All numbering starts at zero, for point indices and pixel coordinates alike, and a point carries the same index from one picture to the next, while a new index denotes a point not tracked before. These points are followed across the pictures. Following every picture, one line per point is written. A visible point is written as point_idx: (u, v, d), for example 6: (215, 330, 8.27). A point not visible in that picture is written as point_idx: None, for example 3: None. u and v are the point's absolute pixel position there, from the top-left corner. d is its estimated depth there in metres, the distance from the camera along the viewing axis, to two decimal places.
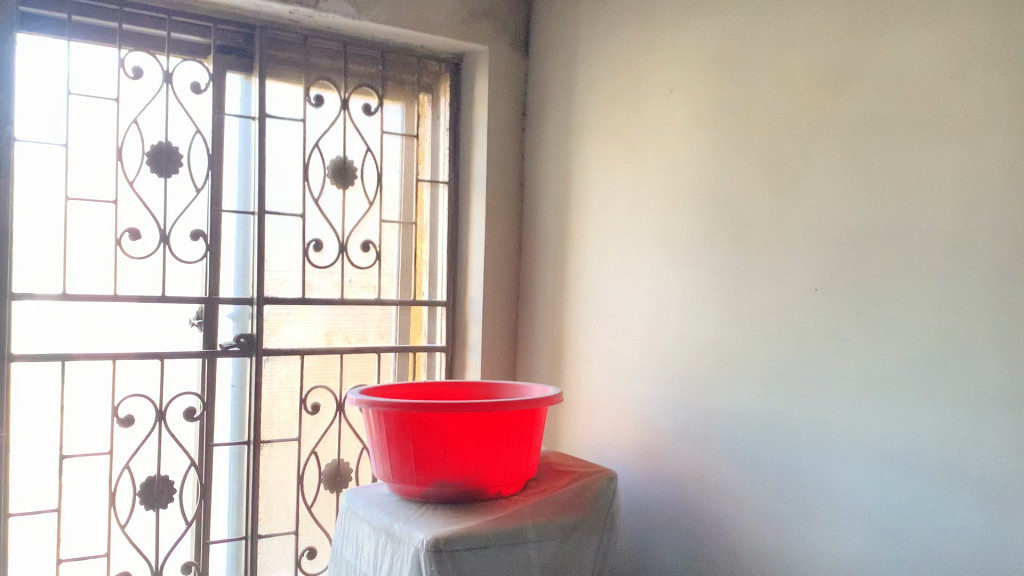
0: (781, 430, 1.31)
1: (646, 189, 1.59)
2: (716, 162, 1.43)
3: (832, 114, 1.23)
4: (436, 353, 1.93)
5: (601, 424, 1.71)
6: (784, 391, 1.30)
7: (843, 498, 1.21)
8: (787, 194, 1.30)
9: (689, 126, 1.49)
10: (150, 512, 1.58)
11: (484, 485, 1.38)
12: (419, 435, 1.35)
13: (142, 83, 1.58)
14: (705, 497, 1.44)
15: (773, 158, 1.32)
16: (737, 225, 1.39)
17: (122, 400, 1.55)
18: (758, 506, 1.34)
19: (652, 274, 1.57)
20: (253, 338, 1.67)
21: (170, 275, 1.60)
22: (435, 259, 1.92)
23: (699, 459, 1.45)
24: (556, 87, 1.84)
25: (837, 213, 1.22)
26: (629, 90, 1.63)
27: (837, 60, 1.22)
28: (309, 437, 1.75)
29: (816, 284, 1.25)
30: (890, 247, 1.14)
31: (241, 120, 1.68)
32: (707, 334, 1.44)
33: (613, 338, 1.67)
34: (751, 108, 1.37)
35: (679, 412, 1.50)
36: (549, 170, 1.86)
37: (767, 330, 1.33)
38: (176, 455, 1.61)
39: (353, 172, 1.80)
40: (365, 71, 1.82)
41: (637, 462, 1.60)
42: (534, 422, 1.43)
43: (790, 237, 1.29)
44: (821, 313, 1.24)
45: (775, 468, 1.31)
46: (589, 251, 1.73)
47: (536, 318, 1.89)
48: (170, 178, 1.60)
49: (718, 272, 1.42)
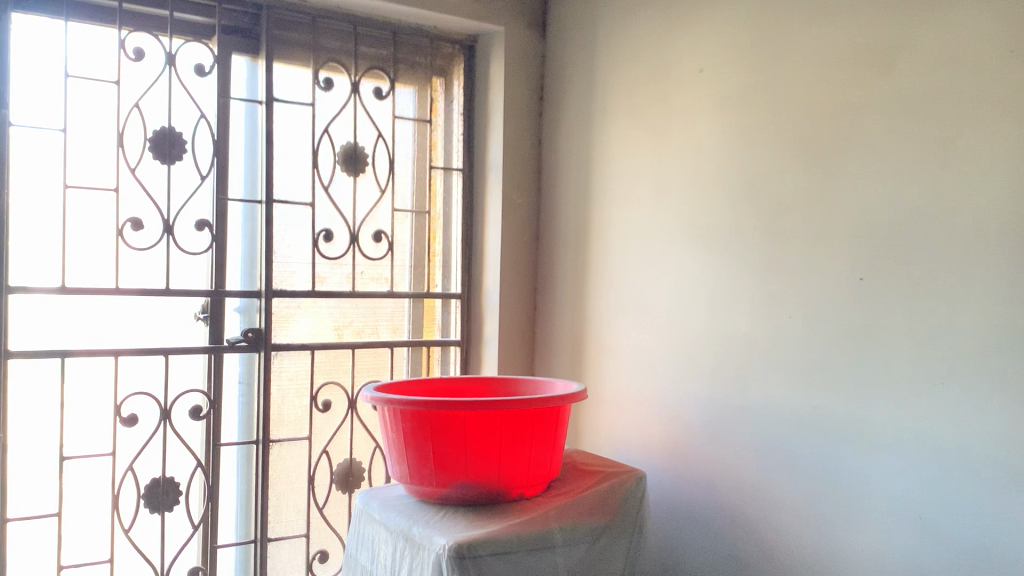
0: (821, 428, 1.23)
1: (673, 173, 1.52)
2: (748, 145, 1.36)
3: (877, 91, 1.15)
4: (451, 347, 1.85)
5: (625, 420, 1.64)
6: (826, 387, 1.23)
7: (889, 501, 1.13)
8: (827, 178, 1.22)
9: (721, 108, 1.41)
10: (155, 515, 1.51)
11: (506, 485, 1.31)
12: (437, 435, 1.27)
13: (145, 65, 1.49)
14: (739, 498, 1.37)
15: (813, 140, 1.24)
16: (773, 212, 1.31)
17: (125, 398, 1.48)
18: (796, 508, 1.27)
19: (680, 263, 1.50)
20: (261, 333, 1.60)
21: (174, 266, 1.52)
22: (449, 250, 1.84)
23: (733, 459, 1.38)
24: (576, 68, 1.77)
25: (885, 196, 1.14)
26: (656, 70, 1.56)
27: (883, 35, 1.14)
28: (320, 436, 1.67)
29: (861, 274, 1.17)
30: (943, 232, 1.06)
31: (246, 104, 1.60)
32: (741, 326, 1.37)
33: (638, 331, 1.60)
34: (788, 88, 1.29)
35: (710, 408, 1.43)
36: (569, 155, 1.79)
37: (807, 321, 1.25)
38: (181, 455, 1.54)
39: (365, 158, 1.72)
40: (377, 53, 1.75)
41: (665, 459, 1.53)
42: (559, 419, 1.36)
43: (830, 224, 1.22)
44: (865, 303, 1.16)
45: (815, 468, 1.24)
46: (614, 240, 1.66)
47: (555, 311, 1.82)
48: (173, 165, 1.52)
49: (753, 260, 1.35)
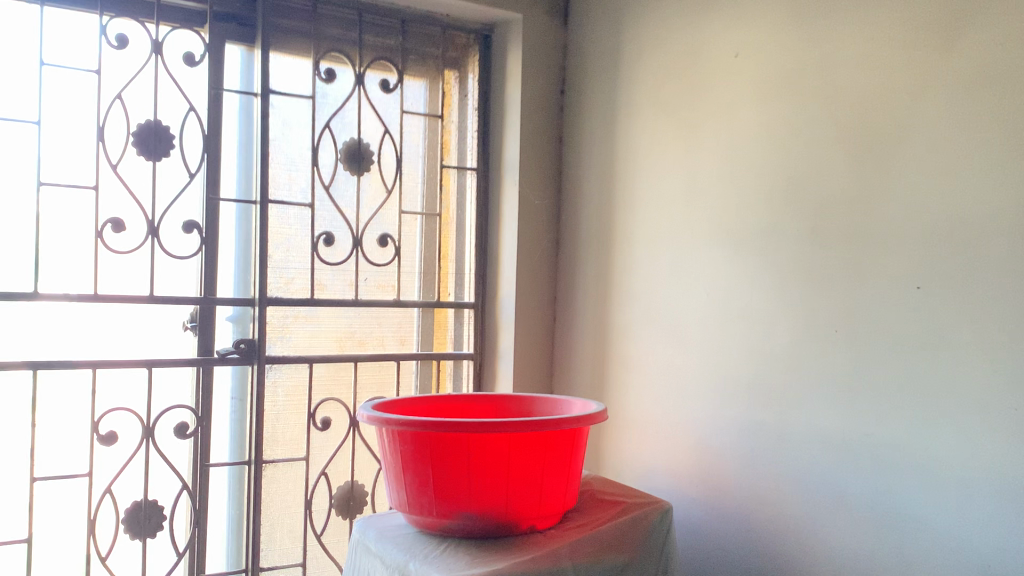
0: (871, 460, 1.07)
1: (704, 170, 1.37)
2: (789, 138, 1.20)
3: (938, 70, 0.99)
4: (463, 361, 1.72)
5: (652, 444, 1.48)
6: (876, 413, 1.07)
7: (949, 547, 0.97)
8: (879, 173, 1.06)
9: (758, 96, 1.26)
10: (136, 541, 1.39)
11: (515, 517, 1.16)
12: (438, 459, 1.13)
13: (129, 53, 1.38)
14: (777, 536, 1.21)
15: (862, 130, 1.09)
16: (817, 213, 1.15)
17: (102, 414, 1.36)
18: (842, 552, 1.11)
19: (713, 271, 1.35)
20: (254, 343, 1.47)
21: (160, 271, 1.40)
22: (462, 255, 1.71)
23: (771, 491, 1.22)
24: (601, 57, 1.63)
25: (947, 193, 0.98)
26: (686, 57, 1.41)
27: (944, 6, 0.99)
28: (318, 457, 1.55)
29: (918, 282, 1.01)
30: (1015, 231, 0.90)
31: (241, 97, 1.48)
32: (780, 341, 1.21)
33: (666, 344, 1.45)
34: (834, 72, 1.14)
35: (745, 433, 1.27)
36: (592, 152, 1.64)
37: (856, 337, 1.09)
38: (165, 476, 1.42)
39: (369, 156, 1.60)
40: (384, 43, 1.62)
41: (694, 490, 1.37)
42: (576, 443, 1.21)
43: (883, 225, 1.06)
44: (922, 316, 1.00)
45: (864, 506, 1.08)
46: (639, 244, 1.51)
47: (576, 322, 1.67)
48: (159, 162, 1.40)
49: (794, 268, 1.19)
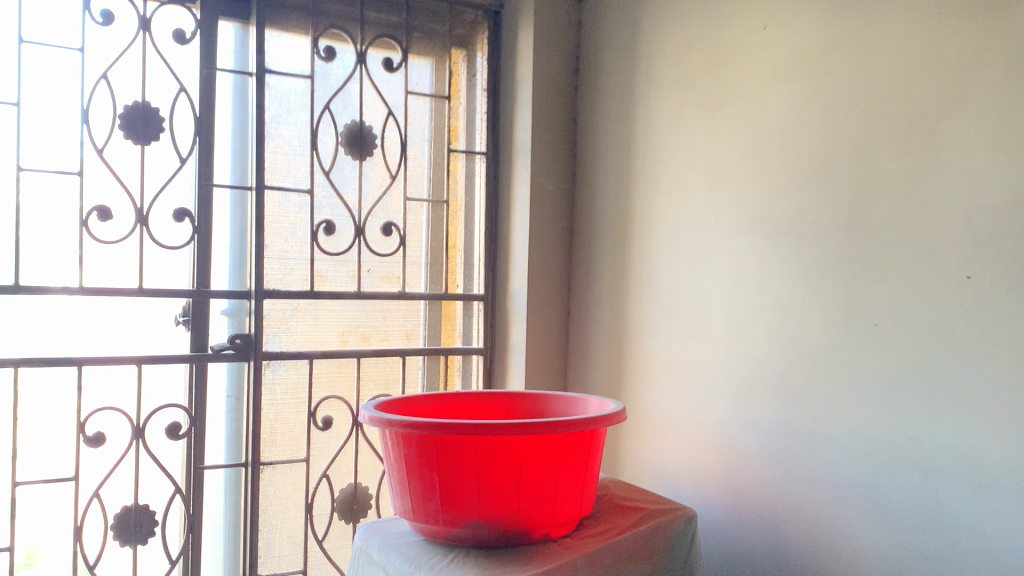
0: (914, 468, 0.97)
1: (729, 151, 1.28)
2: (823, 115, 1.11)
3: (991, 36, 0.89)
4: (473, 356, 1.63)
5: (674, 444, 1.39)
6: (920, 416, 0.97)
7: (1003, 565, 0.87)
8: (923, 153, 0.97)
9: (789, 70, 1.17)
10: (126, 548, 1.31)
11: (527, 525, 1.08)
12: (445, 463, 1.04)
13: (115, 30, 1.30)
14: (810, 547, 1.12)
15: (904, 105, 0.99)
16: (854, 197, 1.06)
17: (89, 414, 1.28)
18: (882, 566, 1.01)
19: (738, 260, 1.25)
20: (251, 339, 1.39)
21: (149, 261, 1.32)
22: (472, 244, 1.63)
23: (804, 498, 1.13)
24: (618, 33, 1.53)
25: (1002, 172, 0.88)
26: (709, 31, 1.32)
27: None
28: (319, 459, 1.47)
29: (968, 272, 0.91)
30: None
31: (235, 76, 1.40)
32: (812, 336, 1.12)
33: (687, 337, 1.36)
34: (873, 42, 1.04)
35: (774, 435, 1.18)
36: (608, 133, 1.55)
37: (897, 332, 1.00)
38: (157, 479, 1.34)
39: (371, 139, 1.51)
40: (386, 19, 1.54)
41: (718, 494, 1.28)
42: (592, 445, 1.12)
43: (927, 210, 0.96)
44: (973, 308, 0.91)
45: (906, 517, 0.98)
46: (658, 231, 1.42)
47: (592, 314, 1.59)
48: (148, 146, 1.32)
49: (828, 256, 1.10)
